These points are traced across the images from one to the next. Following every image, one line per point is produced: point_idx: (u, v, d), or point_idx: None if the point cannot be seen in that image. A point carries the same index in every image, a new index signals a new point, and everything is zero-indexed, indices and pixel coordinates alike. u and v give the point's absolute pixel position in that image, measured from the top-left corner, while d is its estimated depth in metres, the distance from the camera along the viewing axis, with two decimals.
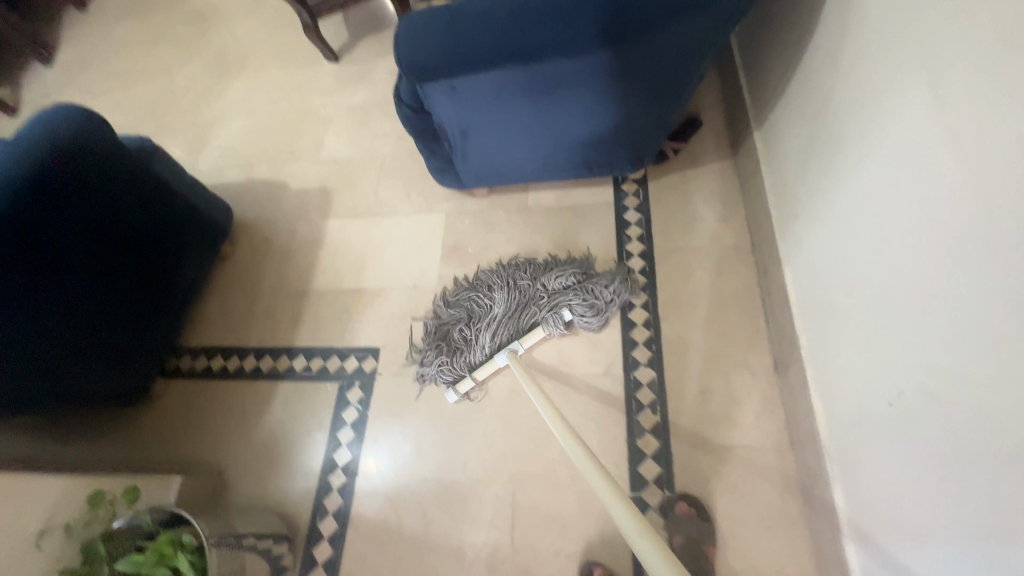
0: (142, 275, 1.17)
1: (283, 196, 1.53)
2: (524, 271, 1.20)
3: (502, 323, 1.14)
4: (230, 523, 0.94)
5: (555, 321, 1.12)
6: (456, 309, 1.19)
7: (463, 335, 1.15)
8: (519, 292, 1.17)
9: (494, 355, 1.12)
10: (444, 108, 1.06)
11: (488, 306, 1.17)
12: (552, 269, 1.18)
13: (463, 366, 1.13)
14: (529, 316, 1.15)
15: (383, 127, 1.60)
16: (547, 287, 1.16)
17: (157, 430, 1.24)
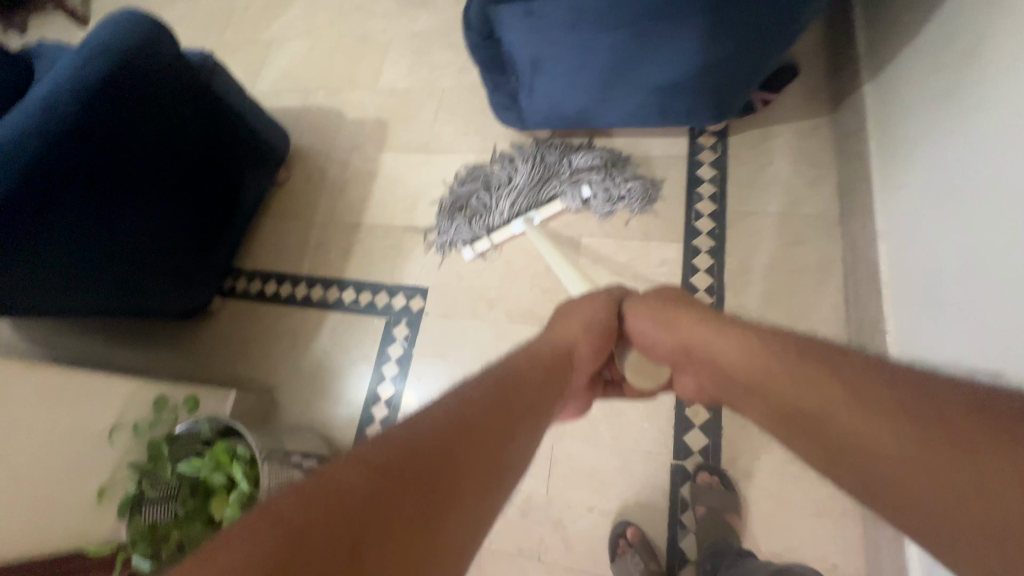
0: (203, 195, 1.18)
1: (339, 125, 1.49)
2: (550, 150, 1.23)
3: (523, 193, 1.20)
4: (280, 441, 0.98)
5: (574, 197, 1.17)
6: (481, 176, 1.25)
7: (486, 198, 1.22)
8: (544, 166, 1.21)
9: (511, 222, 1.19)
10: (515, 36, 0.97)
11: (512, 175, 1.22)
12: (579, 150, 1.21)
13: (481, 227, 1.21)
14: (549, 189, 1.19)
15: (444, 56, 1.51)
16: (570, 165, 1.20)
17: (214, 346, 1.29)
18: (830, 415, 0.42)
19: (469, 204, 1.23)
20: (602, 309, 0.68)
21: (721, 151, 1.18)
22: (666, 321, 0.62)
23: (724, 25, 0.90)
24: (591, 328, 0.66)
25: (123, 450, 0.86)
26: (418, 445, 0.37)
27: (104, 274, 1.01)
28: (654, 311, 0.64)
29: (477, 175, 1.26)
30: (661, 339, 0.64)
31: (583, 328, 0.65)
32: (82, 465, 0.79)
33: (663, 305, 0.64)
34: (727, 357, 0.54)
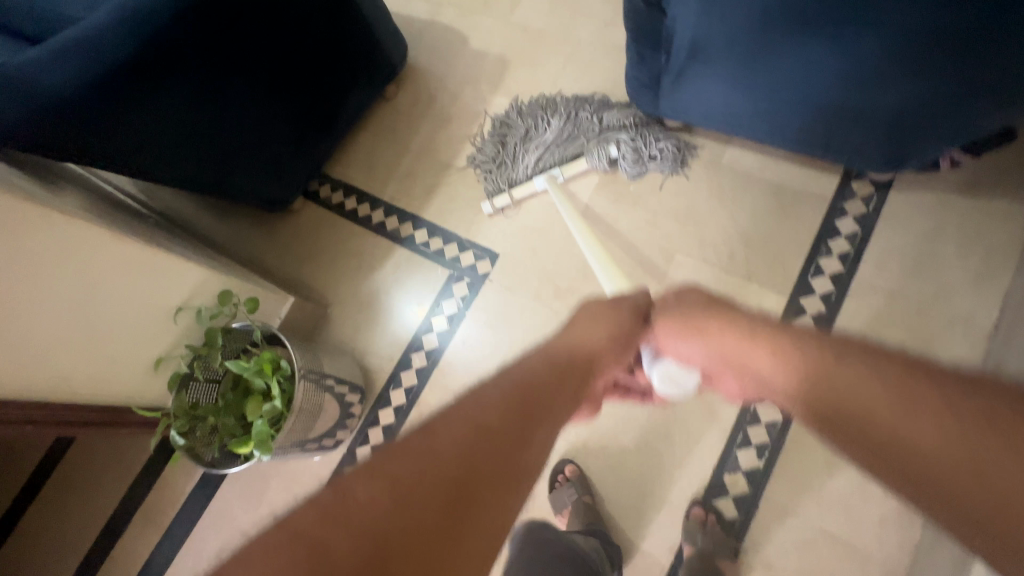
0: (311, 94, 1.16)
1: (460, 51, 1.40)
2: (586, 106, 1.19)
3: (550, 149, 1.16)
4: (321, 363, 1.01)
5: (601, 157, 1.11)
6: (512, 126, 1.23)
7: (514, 150, 1.20)
8: (575, 124, 1.17)
9: (534, 177, 1.16)
10: (685, 9, 0.82)
11: (543, 128, 1.19)
12: (612, 108, 1.17)
13: (504, 180, 1.19)
14: (575, 146, 1.15)
15: (592, 3, 1.34)
16: (601, 122, 1.15)
17: (285, 244, 1.32)
18: (863, 395, 0.45)
19: (501, 148, 1.21)
20: (617, 324, 0.60)
21: (874, 206, 1.00)
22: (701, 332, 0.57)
23: (958, 56, 0.71)
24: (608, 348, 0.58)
25: (183, 329, 0.90)
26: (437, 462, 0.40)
27: (204, 150, 1.01)
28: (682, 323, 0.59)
29: (512, 124, 1.23)
30: (707, 354, 0.58)
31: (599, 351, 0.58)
32: (142, 334, 0.84)
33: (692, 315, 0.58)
34: (759, 367, 0.53)
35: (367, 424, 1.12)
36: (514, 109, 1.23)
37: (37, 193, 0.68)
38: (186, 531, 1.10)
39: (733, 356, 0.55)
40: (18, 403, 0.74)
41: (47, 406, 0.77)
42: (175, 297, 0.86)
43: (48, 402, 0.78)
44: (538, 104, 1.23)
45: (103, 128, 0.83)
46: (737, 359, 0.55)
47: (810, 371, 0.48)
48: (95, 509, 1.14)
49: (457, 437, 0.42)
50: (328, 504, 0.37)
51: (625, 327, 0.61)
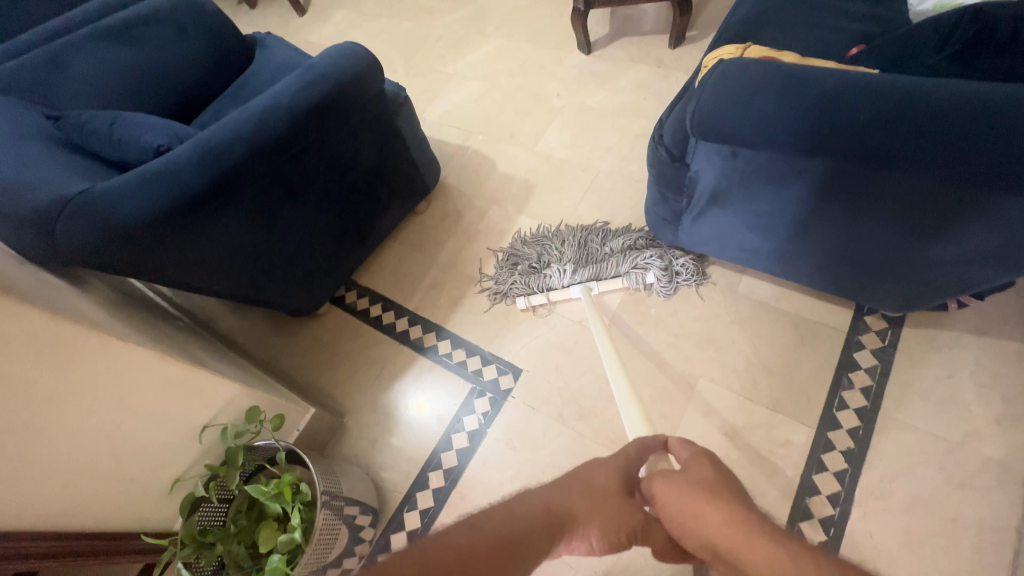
0: (352, 213, 1.24)
1: (488, 172, 1.52)
2: (595, 236, 1.26)
3: (579, 267, 1.22)
4: (336, 482, 0.96)
5: (638, 280, 1.18)
6: (523, 253, 1.29)
7: (540, 267, 1.25)
8: (589, 250, 1.24)
9: (570, 286, 1.21)
10: (707, 168, 0.91)
11: (554, 254, 1.25)
12: (616, 233, 1.26)
13: (536, 286, 1.24)
14: (606, 268, 1.21)
15: (609, 138, 1.50)
16: (617, 248, 1.22)
17: (307, 348, 1.32)
18: None
19: (517, 272, 1.26)
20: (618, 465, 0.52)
21: (890, 340, 1.04)
22: (691, 502, 0.44)
23: (954, 227, 0.78)
24: (603, 496, 0.49)
25: (204, 447, 0.88)
26: None
27: (246, 265, 1.06)
28: (678, 489, 0.46)
29: (521, 252, 1.29)
30: (681, 531, 0.44)
31: (591, 498, 0.49)
32: (161, 455, 0.81)
33: (693, 482, 0.45)
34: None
35: (375, 551, 1.05)
36: (520, 240, 1.32)
37: (94, 317, 0.70)
38: None
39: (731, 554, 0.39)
40: (48, 537, 0.70)
41: (73, 537, 0.73)
42: (203, 415, 0.84)
43: (77, 533, 0.74)
44: (545, 233, 1.32)
45: (161, 250, 0.89)
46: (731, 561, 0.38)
47: None
48: None
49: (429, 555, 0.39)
50: None
51: (617, 497, 0.49)
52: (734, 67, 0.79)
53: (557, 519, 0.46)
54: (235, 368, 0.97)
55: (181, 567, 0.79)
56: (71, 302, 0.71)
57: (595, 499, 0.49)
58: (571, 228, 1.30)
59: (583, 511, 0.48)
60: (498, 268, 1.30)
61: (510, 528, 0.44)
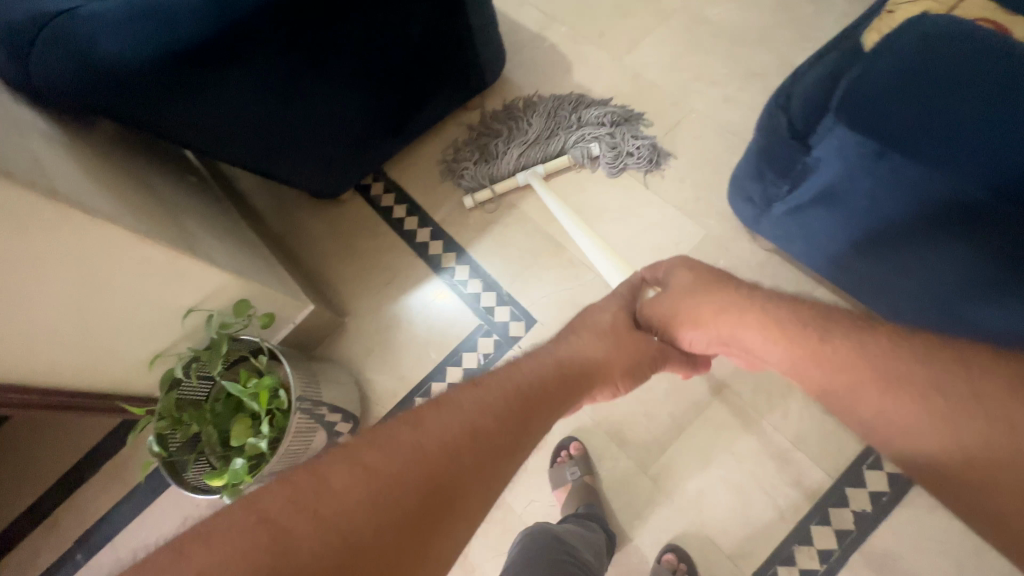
0: (391, 98, 1.06)
1: (559, 77, 1.27)
2: (567, 104, 1.19)
3: (531, 146, 1.15)
4: (319, 389, 0.93)
5: (582, 156, 1.13)
6: (484, 130, 1.21)
7: (497, 146, 1.18)
8: (556, 120, 1.17)
9: (516, 174, 1.15)
10: (835, 160, 0.70)
11: (522, 127, 1.18)
12: (591, 106, 1.17)
13: (485, 176, 1.17)
14: (555, 143, 1.15)
15: (717, 68, 1.20)
16: (583, 121, 1.16)
17: (321, 234, 1.24)
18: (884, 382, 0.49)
19: (471, 154, 1.19)
20: (617, 322, 0.68)
21: None
22: (697, 322, 0.65)
23: None
24: (619, 333, 0.67)
25: (188, 328, 0.84)
26: (426, 452, 0.43)
27: (263, 137, 0.94)
28: (687, 320, 0.66)
29: (489, 127, 1.21)
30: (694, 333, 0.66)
31: (612, 342, 0.66)
32: (141, 329, 0.78)
33: (690, 293, 0.66)
34: (753, 343, 0.59)
35: None
36: (491, 112, 1.22)
37: (64, 179, 0.61)
38: (146, 500, 1.08)
39: (753, 347, 0.60)
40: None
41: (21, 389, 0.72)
42: (188, 299, 0.79)
43: (27, 386, 0.73)
44: (515, 105, 1.22)
45: (160, 104, 0.77)
46: (735, 341, 0.62)
47: (796, 339, 0.55)
48: (66, 448, 1.14)
49: (445, 437, 0.44)
50: (306, 488, 0.38)
51: (625, 331, 0.67)
52: (936, 37, 0.56)
53: (582, 366, 0.61)
54: (231, 251, 0.89)
55: (153, 439, 0.80)
56: (36, 154, 0.61)
57: (607, 336, 0.66)
58: (546, 95, 1.21)
59: (603, 357, 0.64)
60: (464, 138, 1.23)
61: (539, 382, 0.56)
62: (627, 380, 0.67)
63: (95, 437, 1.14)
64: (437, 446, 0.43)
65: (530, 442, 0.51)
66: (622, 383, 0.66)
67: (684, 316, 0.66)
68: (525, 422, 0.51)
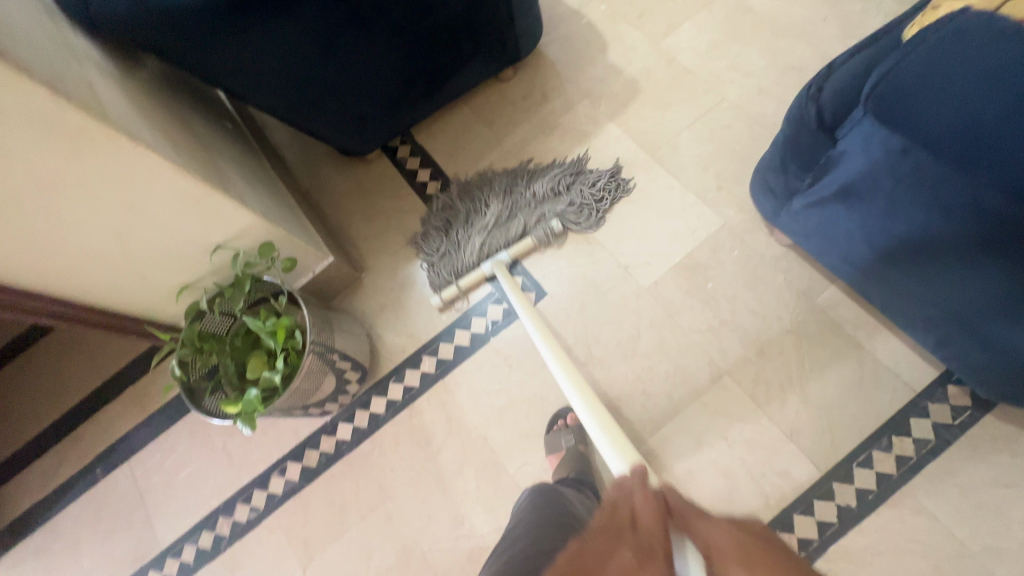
0: (426, 62, 1.08)
1: (594, 55, 1.26)
2: (520, 177, 1.18)
3: (493, 232, 1.11)
4: (332, 336, 0.97)
5: (546, 235, 1.10)
6: (442, 214, 1.17)
7: (459, 231, 1.14)
8: (513, 200, 1.15)
9: (481, 263, 1.10)
10: (859, 153, 0.70)
11: (480, 211, 1.15)
12: (542, 176, 1.16)
13: (449, 270, 1.12)
14: (516, 227, 1.11)
15: (754, 59, 1.18)
16: (538, 194, 1.14)
17: (346, 191, 1.27)
18: None
19: (432, 244, 1.15)
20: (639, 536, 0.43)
21: (963, 421, 0.89)
22: None
23: None
24: None
25: (216, 264, 0.88)
26: None
27: (299, 88, 0.97)
28: None
29: (450, 211, 1.18)
30: None
31: None
32: (172, 260, 0.82)
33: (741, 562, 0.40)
34: None
35: (356, 404, 1.10)
36: (444, 195, 1.19)
37: (112, 106, 0.65)
38: (163, 426, 1.14)
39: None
40: (32, 295, 0.74)
41: (61, 301, 0.78)
42: (216, 236, 0.83)
43: (67, 300, 0.79)
44: (468, 185, 1.19)
45: (204, 44, 0.80)
46: None
47: None
48: (92, 371, 1.21)
49: None
50: None
51: None
52: (973, 34, 0.57)
53: None
54: (260, 196, 0.93)
55: (175, 364, 0.85)
56: (89, 78, 0.65)
57: None
58: (497, 172, 1.20)
59: None
60: (423, 223, 1.19)
61: None
62: None
63: (120, 363, 1.20)
64: None
65: None
66: None
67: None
68: None
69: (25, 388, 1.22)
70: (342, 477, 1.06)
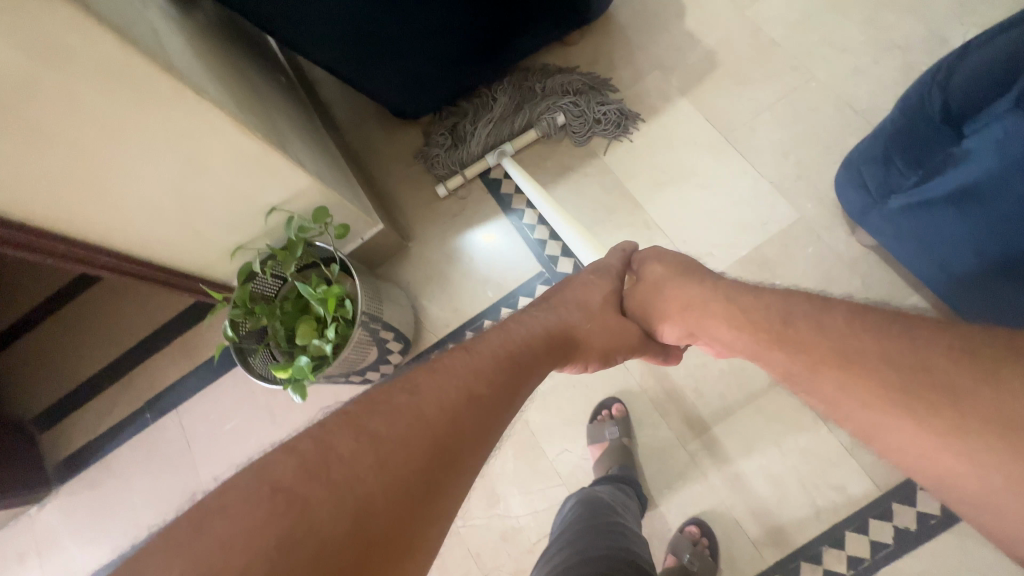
0: (492, 21, 1.00)
1: (670, 21, 1.16)
2: (532, 75, 1.17)
3: (498, 124, 1.13)
4: (380, 306, 0.95)
5: (548, 126, 1.10)
6: (451, 109, 1.20)
7: (465, 125, 1.16)
8: (522, 95, 1.15)
9: (485, 154, 1.13)
10: (990, 154, 0.62)
11: (488, 104, 1.16)
12: (554, 75, 1.15)
13: (455, 161, 1.16)
14: (522, 119, 1.13)
15: (853, 34, 1.06)
16: (546, 90, 1.14)
17: (395, 154, 1.23)
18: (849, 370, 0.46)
19: (439, 134, 1.18)
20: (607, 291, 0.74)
21: None
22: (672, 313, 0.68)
23: None
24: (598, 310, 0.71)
25: (269, 227, 0.87)
26: (419, 417, 0.46)
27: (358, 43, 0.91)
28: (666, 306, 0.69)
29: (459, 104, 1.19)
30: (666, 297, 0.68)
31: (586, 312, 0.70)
32: (226, 219, 0.81)
33: (670, 270, 0.70)
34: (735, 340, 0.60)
35: (397, 374, 1.10)
36: None
37: (178, 56, 0.61)
38: (209, 378, 1.17)
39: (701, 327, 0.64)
40: (93, 248, 0.74)
41: (120, 256, 0.78)
42: (271, 198, 0.81)
43: (124, 256, 0.79)
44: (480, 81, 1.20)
45: None
46: (709, 333, 0.63)
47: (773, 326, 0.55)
48: (144, 319, 1.23)
49: (442, 402, 0.49)
50: (317, 458, 0.41)
51: (608, 312, 0.72)
52: None
53: (561, 342, 0.65)
54: (315, 158, 0.90)
55: (228, 324, 0.85)
56: (156, 24, 0.61)
57: (587, 312, 0.70)
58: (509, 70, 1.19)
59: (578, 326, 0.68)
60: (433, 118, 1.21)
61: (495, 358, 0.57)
62: (599, 360, 0.72)
63: (170, 314, 1.23)
64: (436, 401, 0.48)
65: (498, 428, 0.51)
66: (593, 360, 0.71)
67: (654, 300, 0.71)
68: (485, 409, 0.51)
69: (81, 330, 1.26)
70: None
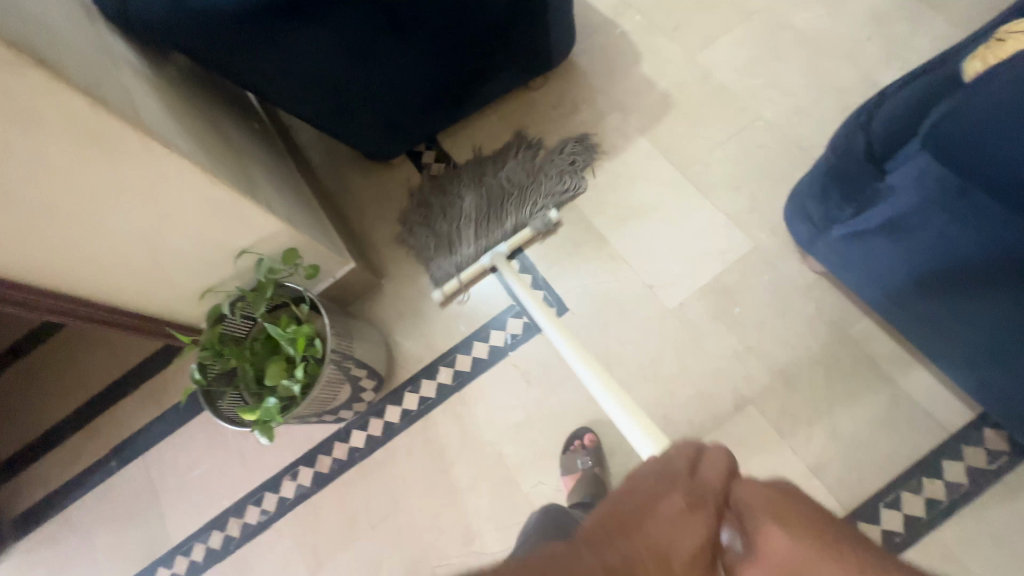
0: (459, 71, 1.06)
1: (627, 67, 1.24)
2: (489, 165, 1.19)
3: (483, 224, 1.11)
4: (351, 344, 0.96)
5: (542, 221, 1.11)
6: (424, 212, 1.17)
7: (446, 227, 1.13)
8: (491, 188, 1.15)
9: (481, 256, 1.10)
10: (911, 188, 0.68)
11: (461, 204, 1.14)
12: (511, 161, 1.18)
13: (449, 267, 1.11)
14: (508, 218, 1.11)
15: (794, 77, 1.15)
16: (513, 178, 1.15)
17: (368, 194, 1.26)
18: None
19: (426, 242, 1.14)
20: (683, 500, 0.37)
21: (999, 466, 0.86)
22: None
23: None
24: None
25: (240, 269, 0.88)
26: None
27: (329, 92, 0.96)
28: None
29: (428, 205, 1.18)
30: None
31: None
32: (196, 263, 0.82)
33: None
34: None
35: (370, 412, 1.09)
36: (418, 195, 1.20)
37: (149, 113, 0.64)
38: (177, 423, 1.14)
39: None
40: (56, 295, 0.73)
41: (85, 301, 0.77)
42: (241, 242, 0.82)
43: (92, 301, 0.78)
44: (439, 180, 1.20)
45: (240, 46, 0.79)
46: None
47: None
48: (111, 365, 1.21)
49: None
50: None
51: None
52: None
53: None
54: (286, 201, 0.92)
55: (195, 367, 0.85)
56: (128, 83, 0.64)
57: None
58: (466, 164, 1.21)
59: None
60: (406, 222, 1.19)
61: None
62: None
63: (138, 359, 1.21)
64: None
65: None
66: None
67: None
68: None
69: (44, 378, 1.23)
70: (354, 486, 1.05)
